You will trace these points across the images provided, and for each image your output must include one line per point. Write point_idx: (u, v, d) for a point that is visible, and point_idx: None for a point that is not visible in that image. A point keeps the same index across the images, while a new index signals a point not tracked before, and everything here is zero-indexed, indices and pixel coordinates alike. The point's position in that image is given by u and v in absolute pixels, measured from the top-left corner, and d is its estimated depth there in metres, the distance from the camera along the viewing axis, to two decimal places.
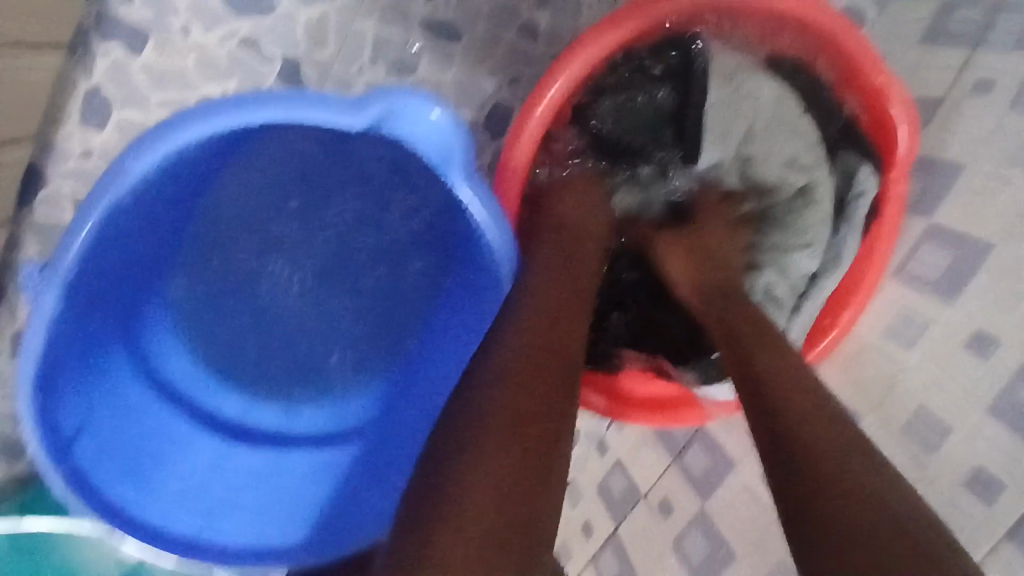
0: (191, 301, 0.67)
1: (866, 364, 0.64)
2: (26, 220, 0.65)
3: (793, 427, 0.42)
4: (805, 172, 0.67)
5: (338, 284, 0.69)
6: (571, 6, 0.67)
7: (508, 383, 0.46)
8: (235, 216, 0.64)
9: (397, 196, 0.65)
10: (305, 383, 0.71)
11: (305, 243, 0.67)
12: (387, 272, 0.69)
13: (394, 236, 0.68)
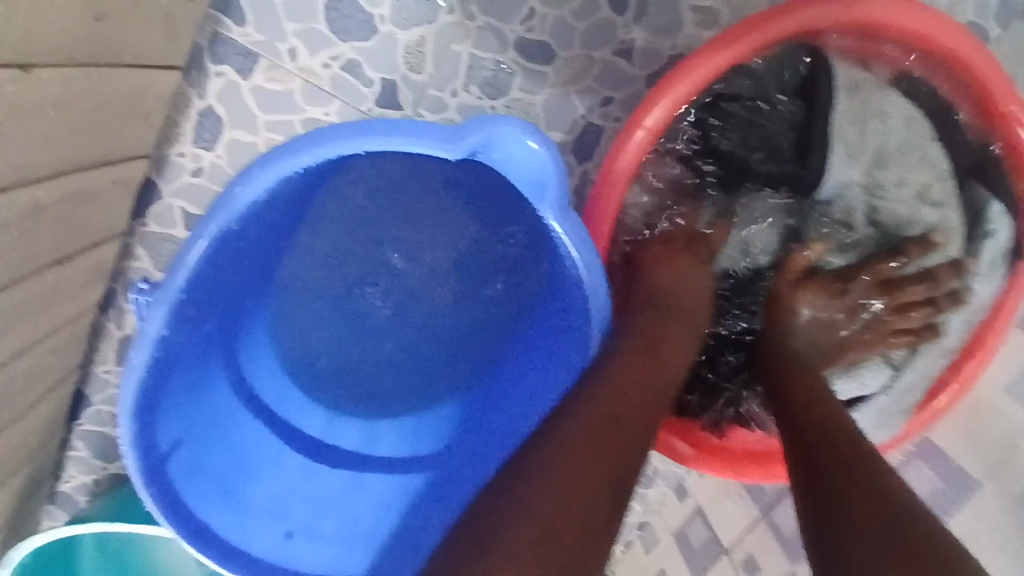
0: (283, 321, 0.67)
1: (989, 423, 0.59)
2: (142, 231, 0.70)
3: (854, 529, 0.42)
4: (939, 206, 0.64)
5: (424, 307, 0.68)
6: (671, 25, 0.64)
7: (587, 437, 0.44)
8: (329, 238, 0.64)
9: (489, 220, 0.63)
10: (385, 405, 0.70)
11: (394, 266, 0.67)
12: (472, 298, 0.68)
13: (482, 260, 0.66)
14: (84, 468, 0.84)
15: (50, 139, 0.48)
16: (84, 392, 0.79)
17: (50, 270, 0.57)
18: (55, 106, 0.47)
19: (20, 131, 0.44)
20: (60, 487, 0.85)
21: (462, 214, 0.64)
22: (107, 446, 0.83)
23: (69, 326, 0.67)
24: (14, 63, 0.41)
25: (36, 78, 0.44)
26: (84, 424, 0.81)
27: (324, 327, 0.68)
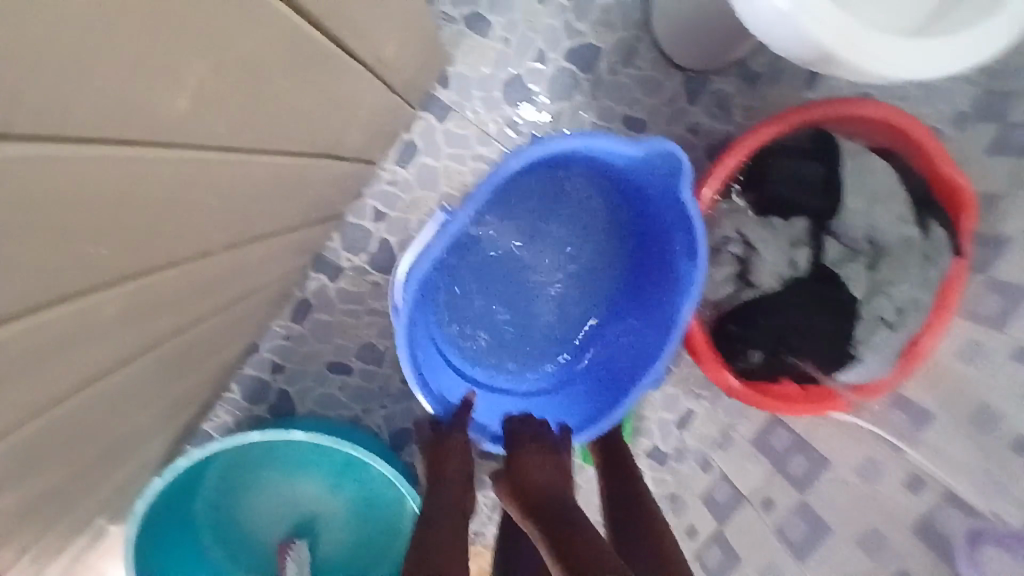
0: (450, 272, 0.88)
1: (945, 378, 0.89)
2: (344, 220, 0.98)
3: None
4: (910, 224, 0.84)
5: (555, 275, 0.90)
6: (724, 114, 0.98)
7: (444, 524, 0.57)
8: (500, 211, 0.86)
9: (606, 209, 0.87)
10: (514, 346, 0.92)
11: (537, 240, 0.89)
12: (589, 269, 0.90)
13: (598, 240, 0.89)
14: (229, 409, 1.03)
15: (372, 138, 0.77)
16: (256, 342, 1.01)
17: (310, 228, 0.82)
18: (386, 120, 0.77)
19: (375, 125, 0.73)
20: (204, 425, 1.03)
21: (596, 201, 0.87)
22: (255, 392, 1.03)
23: (285, 279, 0.92)
24: (397, 88, 0.72)
25: (392, 98, 0.72)
26: (246, 368, 1.02)
27: (488, 278, 0.89)
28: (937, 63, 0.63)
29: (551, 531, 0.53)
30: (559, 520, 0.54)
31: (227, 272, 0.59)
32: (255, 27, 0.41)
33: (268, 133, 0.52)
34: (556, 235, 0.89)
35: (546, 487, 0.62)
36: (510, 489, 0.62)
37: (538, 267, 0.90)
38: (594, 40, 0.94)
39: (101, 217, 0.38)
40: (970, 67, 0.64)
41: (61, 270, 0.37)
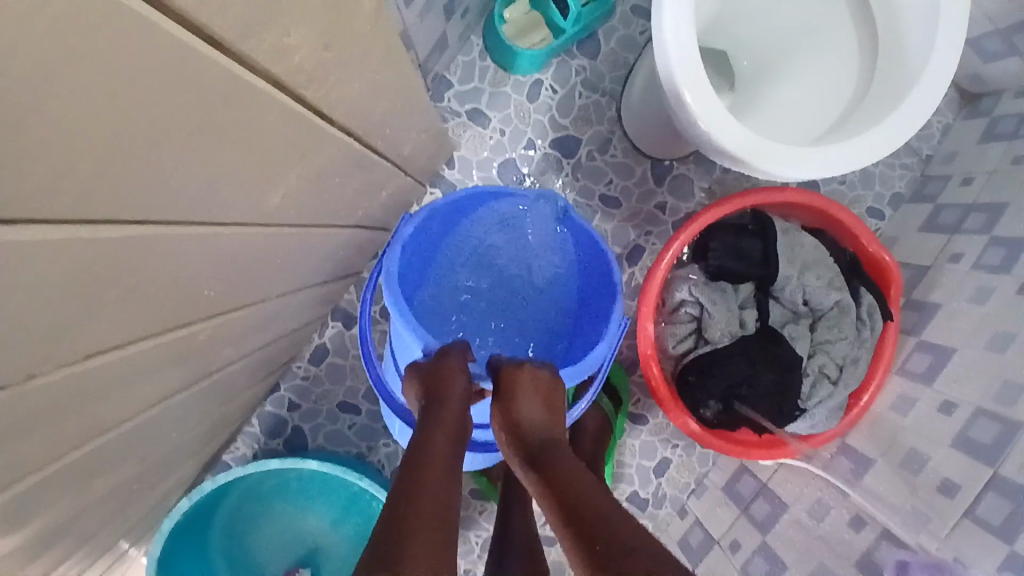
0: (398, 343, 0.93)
1: (882, 426, 1.01)
2: (360, 276, 1.14)
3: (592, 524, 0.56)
4: (841, 290, 0.99)
5: (496, 347, 0.98)
6: (688, 194, 1.16)
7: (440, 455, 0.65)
8: (442, 288, 0.98)
9: (533, 288, 1.00)
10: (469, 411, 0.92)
11: (476, 320, 0.99)
12: (529, 339, 0.98)
13: (532, 317, 1.00)
14: (249, 441, 1.16)
15: (390, 210, 0.93)
16: (277, 381, 1.15)
17: (336, 283, 0.98)
18: (402, 196, 0.93)
19: (393, 201, 0.90)
20: (225, 456, 1.16)
21: (524, 281, 1.01)
22: (273, 428, 1.16)
23: (309, 326, 1.07)
24: (413, 172, 0.88)
25: (409, 180, 0.89)
26: (266, 405, 1.16)
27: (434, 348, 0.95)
28: (849, 162, 0.78)
29: (539, 467, 0.67)
30: (545, 463, 0.67)
31: (275, 316, 0.75)
32: (346, 163, 0.57)
33: (333, 226, 0.67)
34: (493, 313, 0.99)
35: (535, 423, 0.73)
36: (505, 424, 0.74)
37: (480, 339, 0.98)
38: (577, 132, 1.13)
39: (226, 292, 0.53)
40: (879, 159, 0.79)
41: (194, 327, 0.52)
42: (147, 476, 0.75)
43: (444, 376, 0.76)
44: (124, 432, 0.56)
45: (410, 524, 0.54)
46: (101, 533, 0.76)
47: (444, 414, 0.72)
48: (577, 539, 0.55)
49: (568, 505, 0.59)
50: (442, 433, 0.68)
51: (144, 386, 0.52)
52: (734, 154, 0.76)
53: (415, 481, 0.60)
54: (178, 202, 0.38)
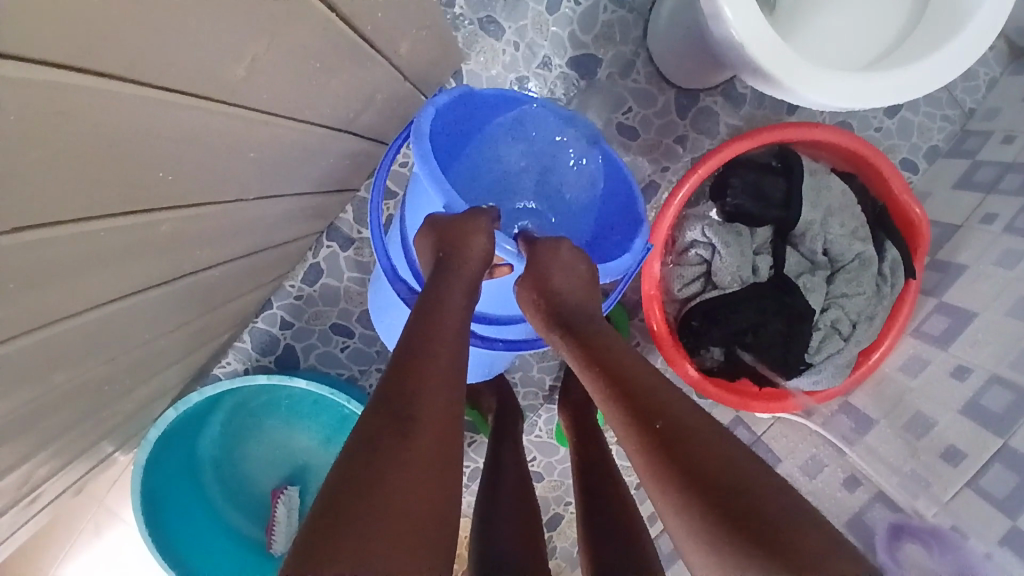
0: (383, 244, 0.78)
1: (887, 386, 0.97)
2: (356, 194, 1.08)
3: (652, 407, 0.55)
4: (864, 241, 0.92)
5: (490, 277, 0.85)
6: (712, 129, 1.08)
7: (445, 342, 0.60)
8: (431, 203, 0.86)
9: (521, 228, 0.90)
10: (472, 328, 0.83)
11: None
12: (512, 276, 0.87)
13: None
14: (240, 357, 1.14)
15: (387, 120, 0.87)
16: (269, 298, 1.12)
17: (330, 197, 0.93)
18: (401, 106, 0.86)
19: (391, 110, 0.83)
20: (216, 369, 1.14)
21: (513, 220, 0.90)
22: (264, 345, 1.14)
23: (301, 242, 1.02)
24: (413, 79, 0.81)
25: (409, 87, 0.82)
26: (257, 322, 1.13)
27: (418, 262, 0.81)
28: (895, 95, 0.71)
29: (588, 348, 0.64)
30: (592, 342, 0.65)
31: (257, 222, 0.70)
32: (324, 48, 0.51)
33: (316, 124, 0.62)
34: None
35: (567, 295, 0.70)
36: (540, 297, 0.70)
37: None
38: (598, 52, 1.04)
39: (187, 180, 0.48)
40: (928, 93, 0.72)
41: (153, 216, 0.47)
42: (123, 378, 0.73)
43: (462, 233, 0.70)
44: (84, 327, 0.53)
45: (423, 376, 0.56)
46: (81, 428, 0.75)
47: (463, 273, 0.69)
48: (631, 414, 0.56)
49: (626, 386, 0.58)
50: (457, 289, 0.67)
51: (100, 276, 0.48)
52: (771, 78, 0.69)
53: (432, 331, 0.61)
54: (109, 53, 0.33)
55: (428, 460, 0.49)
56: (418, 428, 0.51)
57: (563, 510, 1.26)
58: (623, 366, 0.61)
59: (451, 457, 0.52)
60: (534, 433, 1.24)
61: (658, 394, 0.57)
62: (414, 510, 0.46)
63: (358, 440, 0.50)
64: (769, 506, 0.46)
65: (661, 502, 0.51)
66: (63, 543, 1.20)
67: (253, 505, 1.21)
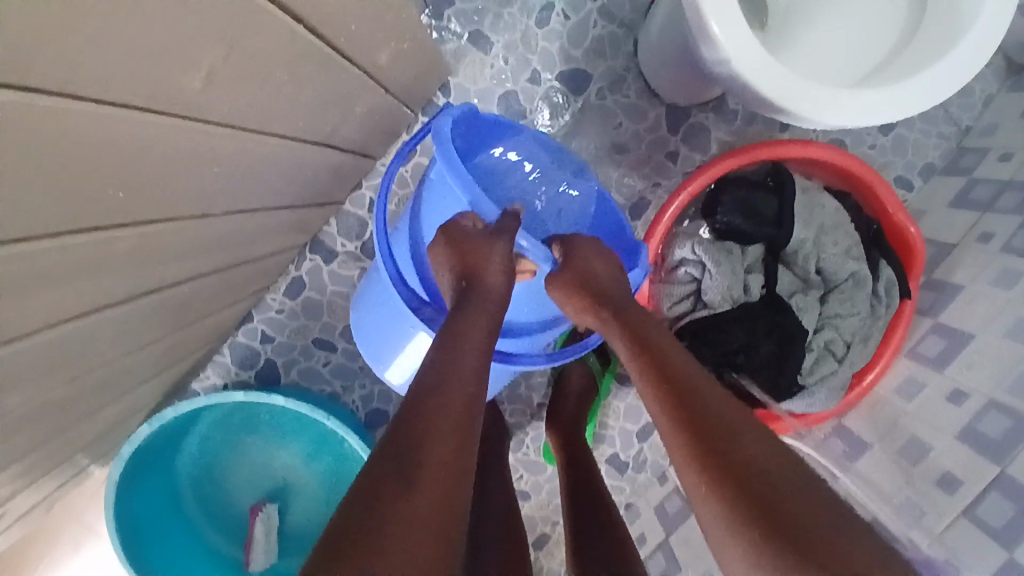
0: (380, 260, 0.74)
1: (882, 409, 0.95)
2: (341, 207, 1.06)
3: (700, 408, 0.56)
4: (859, 260, 0.90)
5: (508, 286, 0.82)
6: (704, 145, 1.06)
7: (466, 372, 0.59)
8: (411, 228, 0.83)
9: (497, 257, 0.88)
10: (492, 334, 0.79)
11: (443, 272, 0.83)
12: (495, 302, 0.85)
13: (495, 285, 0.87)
14: (221, 372, 1.11)
15: (371, 132, 0.85)
16: (251, 312, 1.09)
17: (312, 209, 0.90)
18: (385, 118, 0.84)
19: (374, 122, 0.81)
20: (195, 383, 1.11)
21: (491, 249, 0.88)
22: (245, 359, 1.11)
23: (283, 255, 1.00)
24: (396, 90, 0.79)
25: (392, 99, 0.80)
26: (239, 335, 1.10)
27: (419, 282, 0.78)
28: (888, 111, 0.69)
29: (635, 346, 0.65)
30: (638, 339, 0.66)
31: (229, 236, 0.68)
32: (290, 58, 0.49)
33: (287, 136, 0.59)
34: None
35: (610, 288, 0.71)
36: (583, 291, 0.71)
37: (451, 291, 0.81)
38: (589, 65, 1.02)
39: (142, 195, 0.46)
40: (915, 113, 0.70)
41: (105, 234, 0.45)
42: (87, 396, 0.71)
43: (479, 253, 0.67)
44: (37, 348, 0.50)
45: (443, 407, 0.54)
46: (47, 445, 0.73)
47: (487, 292, 0.66)
48: (680, 410, 0.57)
49: (673, 384, 0.60)
50: (478, 326, 0.64)
51: (48, 297, 0.45)
52: (762, 93, 0.67)
53: (435, 374, 0.58)
54: (52, 64, 0.30)
55: (428, 517, 0.46)
56: (423, 480, 0.48)
57: (550, 531, 1.23)
58: (668, 364, 0.62)
59: (454, 513, 0.48)
60: (521, 451, 1.20)
61: (704, 393, 0.58)
62: (421, 548, 0.44)
63: (344, 507, 0.47)
64: (815, 523, 0.46)
65: (705, 513, 0.52)
66: (36, 562, 1.16)
67: (232, 523, 1.17)
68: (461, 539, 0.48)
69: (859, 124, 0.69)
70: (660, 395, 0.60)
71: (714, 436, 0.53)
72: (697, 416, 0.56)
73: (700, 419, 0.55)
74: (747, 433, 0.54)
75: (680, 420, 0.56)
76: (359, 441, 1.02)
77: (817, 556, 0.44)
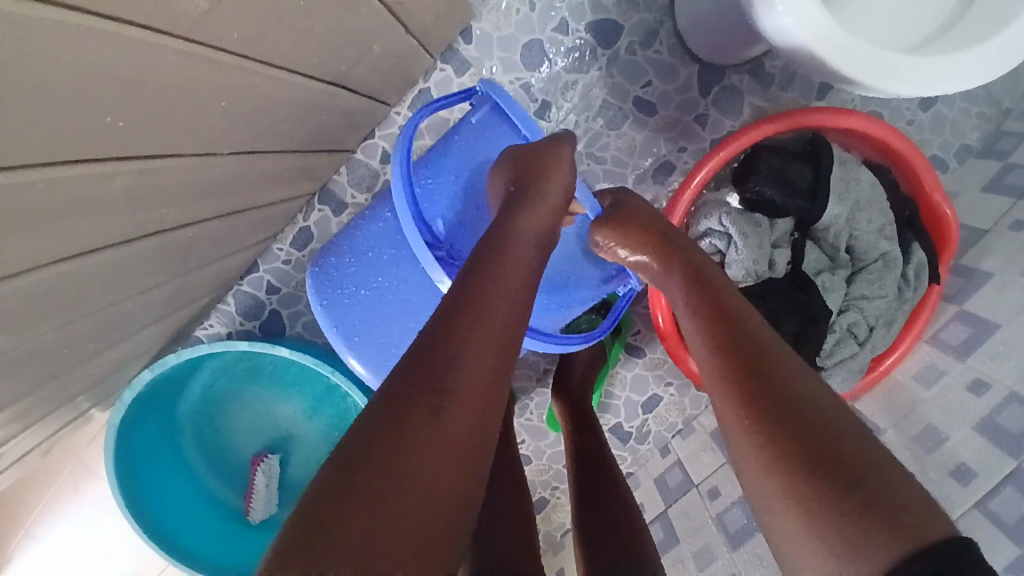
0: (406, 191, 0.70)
1: (898, 394, 0.93)
2: (352, 157, 1.02)
3: (750, 343, 0.55)
4: (891, 241, 0.86)
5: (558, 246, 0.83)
6: (735, 111, 1.01)
7: (510, 291, 0.56)
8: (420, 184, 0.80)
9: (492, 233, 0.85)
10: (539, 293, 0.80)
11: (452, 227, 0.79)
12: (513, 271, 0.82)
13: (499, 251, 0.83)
14: (224, 320, 1.09)
15: (387, 77, 0.80)
16: (255, 261, 1.06)
17: (322, 156, 0.86)
18: (403, 61, 0.79)
19: (391, 65, 0.76)
20: (198, 331, 1.09)
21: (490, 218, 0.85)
22: (249, 309, 1.09)
23: (291, 204, 0.96)
24: (415, 32, 0.74)
25: (411, 40, 0.75)
26: (243, 285, 1.07)
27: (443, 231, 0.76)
28: (944, 84, 0.64)
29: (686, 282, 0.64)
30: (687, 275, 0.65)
31: (235, 179, 0.64)
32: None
33: (298, 72, 0.55)
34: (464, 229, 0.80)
35: (660, 230, 0.71)
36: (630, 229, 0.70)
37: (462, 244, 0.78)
38: (619, 17, 0.96)
39: (142, 126, 0.42)
40: (977, 86, 0.66)
41: (102, 166, 0.41)
42: (85, 340, 0.68)
43: (541, 181, 0.66)
44: (34, 287, 0.47)
45: (482, 323, 0.52)
46: (43, 388, 0.70)
47: (536, 215, 0.64)
48: (727, 341, 0.56)
49: (721, 317, 0.59)
50: (528, 248, 0.61)
51: (41, 233, 0.42)
52: (814, 54, 0.62)
53: (478, 289, 0.54)
54: None
55: (458, 441, 0.45)
56: (457, 397, 0.47)
57: (549, 495, 1.23)
58: (715, 299, 0.61)
59: (485, 440, 0.47)
60: (525, 416, 1.19)
61: (751, 329, 0.57)
62: (445, 478, 0.43)
63: (358, 432, 0.45)
64: (855, 460, 0.45)
65: (737, 443, 0.51)
66: (37, 499, 1.17)
67: (233, 470, 1.16)
68: (486, 468, 0.47)
69: (919, 92, 0.64)
70: (709, 328, 0.59)
71: (764, 370, 0.52)
72: (746, 350, 0.54)
73: (748, 353, 0.54)
74: (796, 370, 0.52)
75: (730, 351, 0.55)
76: (360, 397, 1.00)
77: (860, 495, 0.43)
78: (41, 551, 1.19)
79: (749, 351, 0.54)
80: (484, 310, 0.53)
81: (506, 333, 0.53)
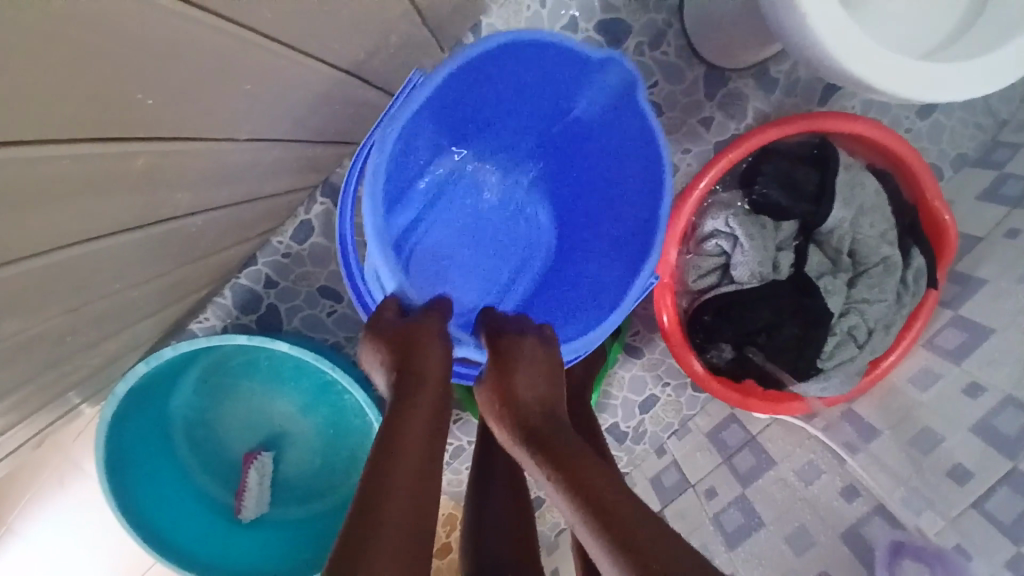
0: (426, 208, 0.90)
1: (894, 397, 0.94)
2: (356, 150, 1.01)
3: (613, 512, 0.49)
4: (892, 245, 0.87)
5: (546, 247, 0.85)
6: (740, 114, 1.02)
7: (405, 479, 0.51)
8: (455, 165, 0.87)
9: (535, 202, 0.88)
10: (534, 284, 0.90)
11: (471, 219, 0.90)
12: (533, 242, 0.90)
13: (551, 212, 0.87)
14: (219, 314, 1.07)
15: (399, 70, 0.79)
16: (254, 254, 1.04)
17: (330, 147, 0.85)
18: (415, 53, 0.79)
19: (404, 57, 0.76)
20: (193, 324, 1.07)
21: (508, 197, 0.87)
22: (245, 302, 1.07)
23: (294, 196, 0.95)
24: (430, 24, 0.74)
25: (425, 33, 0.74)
26: (240, 278, 1.05)
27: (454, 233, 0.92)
28: (962, 90, 0.66)
29: (545, 441, 0.59)
30: (550, 433, 0.60)
31: (247, 166, 0.63)
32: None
33: (318, 59, 0.54)
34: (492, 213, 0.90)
35: (530, 402, 0.66)
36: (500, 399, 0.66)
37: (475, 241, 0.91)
38: (628, 18, 0.96)
39: (165, 105, 0.41)
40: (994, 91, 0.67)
41: (120, 145, 0.40)
42: (85, 329, 0.67)
43: (420, 349, 0.65)
44: (44, 270, 0.46)
45: (382, 519, 0.47)
46: (37, 380, 0.68)
47: (421, 401, 0.60)
48: (587, 513, 0.49)
49: (577, 480, 0.53)
50: (418, 432, 0.56)
51: (57, 213, 0.41)
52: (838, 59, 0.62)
53: (383, 472, 0.51)
54: None
55: (390, 543, 0.45)
56: (385, 510, 0.47)
57: (545, 494, 1.23)
58: (580, 461, 0.55)
59: (422, 555, 0.45)
60: None
61: (619, 496, 0.51)
62: None
63: None
64: None
65: None
66: (22, 493, 1.14)
67: (225, 467, 1.15)
68: None
69: (939, 97, 0.65)
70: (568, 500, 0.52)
71: (632, 538, 0.46)
72: (617, 518, 0.48)
73: (616, 521, 0.48)
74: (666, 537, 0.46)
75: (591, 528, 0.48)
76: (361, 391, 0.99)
77: None
78: (26, 547, 1.16)
79: (614, 524, 0.48)
80: (382, 500, 0.48)
81: (414, 510, 0.48)
